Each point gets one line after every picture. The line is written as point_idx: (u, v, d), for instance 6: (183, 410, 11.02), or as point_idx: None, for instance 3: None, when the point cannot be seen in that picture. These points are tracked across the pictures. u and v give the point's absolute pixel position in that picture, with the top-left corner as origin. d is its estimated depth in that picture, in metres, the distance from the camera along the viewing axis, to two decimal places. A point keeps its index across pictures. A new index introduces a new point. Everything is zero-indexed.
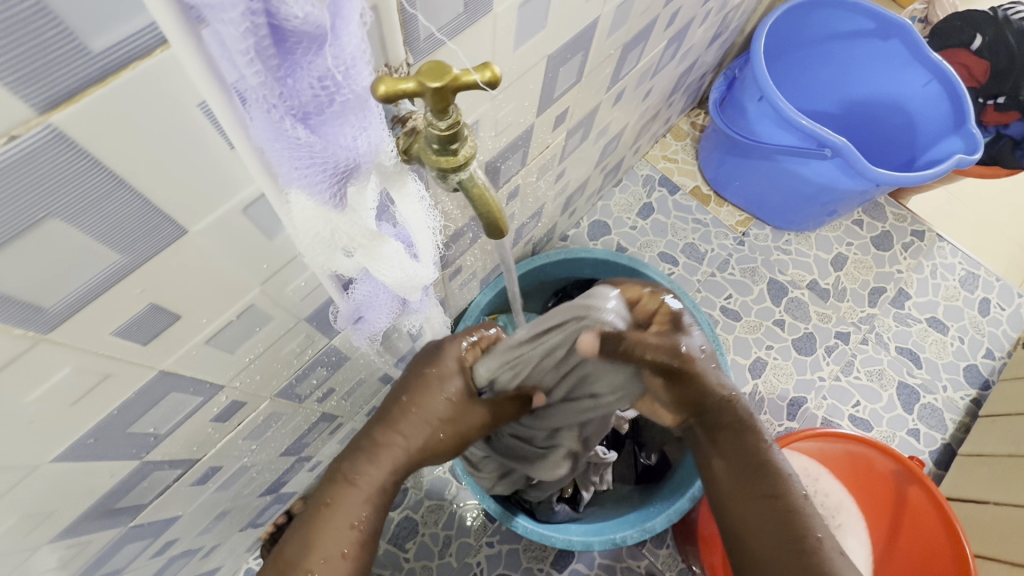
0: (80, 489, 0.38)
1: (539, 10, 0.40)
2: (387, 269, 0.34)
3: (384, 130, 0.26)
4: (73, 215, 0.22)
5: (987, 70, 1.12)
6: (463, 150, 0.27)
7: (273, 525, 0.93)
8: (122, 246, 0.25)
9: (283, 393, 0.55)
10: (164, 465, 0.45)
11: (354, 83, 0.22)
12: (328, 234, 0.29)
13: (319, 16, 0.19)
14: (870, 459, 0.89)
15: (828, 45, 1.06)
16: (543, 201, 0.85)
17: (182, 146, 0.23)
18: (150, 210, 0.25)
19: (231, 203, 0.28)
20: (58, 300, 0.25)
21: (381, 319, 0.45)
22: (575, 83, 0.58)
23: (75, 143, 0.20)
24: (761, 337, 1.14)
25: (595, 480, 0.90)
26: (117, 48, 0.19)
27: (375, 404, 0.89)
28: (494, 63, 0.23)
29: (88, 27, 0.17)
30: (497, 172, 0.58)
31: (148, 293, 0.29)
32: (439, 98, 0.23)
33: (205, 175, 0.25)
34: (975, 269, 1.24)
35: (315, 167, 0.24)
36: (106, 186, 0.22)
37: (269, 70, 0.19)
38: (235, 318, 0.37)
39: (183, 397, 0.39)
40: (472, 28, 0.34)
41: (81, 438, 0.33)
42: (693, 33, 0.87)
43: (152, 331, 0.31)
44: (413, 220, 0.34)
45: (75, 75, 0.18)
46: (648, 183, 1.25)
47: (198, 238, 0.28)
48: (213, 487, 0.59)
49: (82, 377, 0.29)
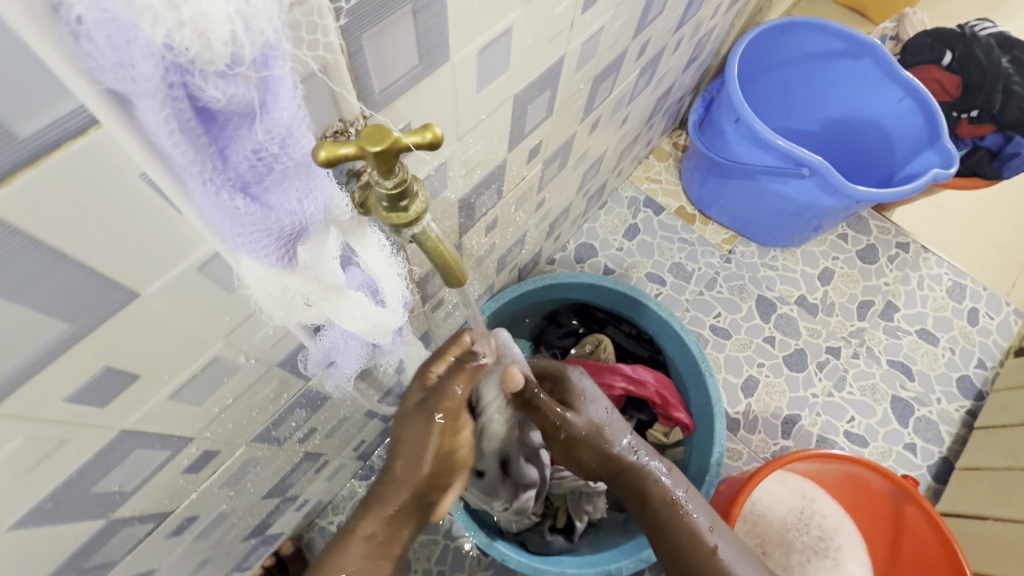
0: (41, 554, 0.37)
1: (500, 54, 0.40)
2: (347, 318, 0.34)
3: (332, 188, 0.26)
4: (14, 292, 0.22)
5: (958, 84, 1.14)
6: (414, 207, 0.27)
7: (261, 566, 0.91)
8: (71, 314, 0.25)
9: (260, 438, 0.54)
10: (134, 521, 0.44)
11: (292, 151, 0.22)
12: (281, 293, 0.29)
13: (245, 95, 0.19)
14: (866, 480, 0.87)
15: (801, 65, 1.08)
16: (525, 229, 0.86)
17: (126, 216, 0.23)
18: (96, 278, 0.24)
19: (185, 263, 0.28)
20: (4, 373, 0.24)
21: (352, 364, 0.45)
22: (547, 117, 0.59)
23: (9, 226, 0.20)
24: (752, 354, 1.14)
25: (588, 509, 0.91)
26: (44, 132, 0.19)
27: (363, 437, 0.88)
28: (434, 125, 0.24)
29: (13, 115, 0.17)
30: (471, 207, 0.58)
31: (102, 357, 0.28)
32: (382, 160, 0.23)
33: (157, 236, 0.25)
34: (961, 279, 1.24)
35: (259, 234, 0.24)
36: (46, 261, 0.22)
37: (200, 149, 0.19)
38: (200, 371, 0.37)
39: (150, 452, 0.39)
40: (429, 77, 0.35)
41: (39, 503, 0.33)
42: (667, 61, 0.88)
43: (110, 393, 0.31)
44: (378, 269, 0.34)
45: (3, 160, 0.18)
46: (633, 205, 1.26)
47: (152, 300, 0.28)
48: (190, 537, 0.57)
49: (36, 445, 0.29)
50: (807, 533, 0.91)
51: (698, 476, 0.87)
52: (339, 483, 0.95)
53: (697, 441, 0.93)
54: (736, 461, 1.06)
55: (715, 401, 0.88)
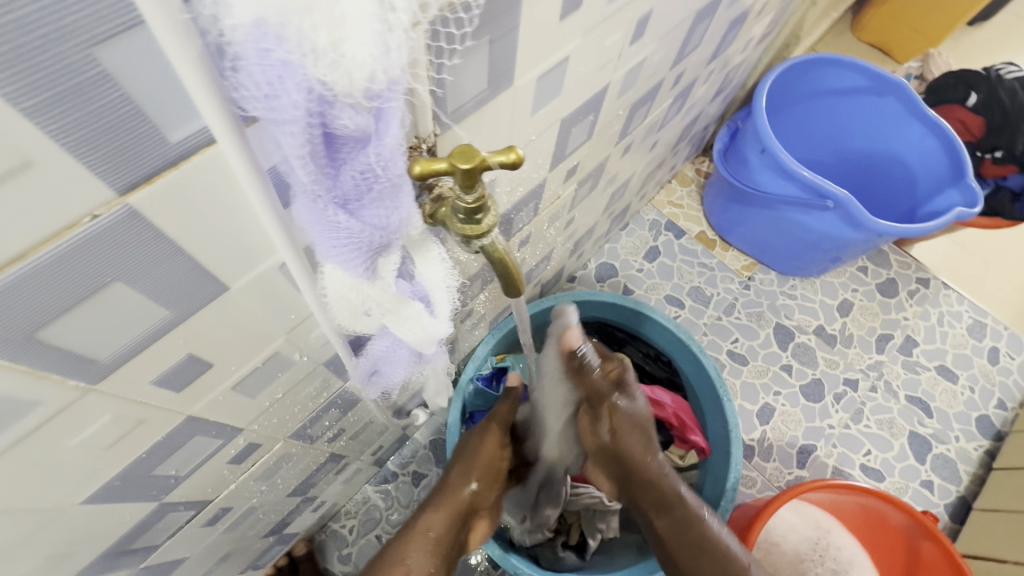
0: (99, 531, 0.39)
1: (555, 81, 0.43)
2: (406, 330, 0.35)
3: (414, 208, 0.28)
4: (134, 279, 0.24)
5: (981, 124, 1.16)
6: (487, 220, 0.29)
7: (273, 566, 0.91)
8: (172, 302, 0.27)
9: (296, 435, 0.56)
10: (179, 507, 0.46)
11: (391, 172, 0.24)
12: (357, 299, 0.31)
13: (364, 123, 0.21)
14: (883, 513, 0.87)
15: (827, 100, 1.11)
16: (552, 245, 0.88)
17: (234, 218, 0.26)
18: (199, 271, 0.27)
19: (269, 262, 0.30)
20: (109, 353, 0.26)
21: (397, 373, 0.46)
22: (586, 140, 0.62)
23: (146, 220, 0.22)
24: (769, 382, 1.14)
25: (601, 528, 0.90)
26: (191, 138, 0.21)
27: (382, 442, 0.90)
28: (516, 146, 0.26)
29: (172, 124, 0.20)
30: (510, 223, 0.61)
31: (187, 344, 0.31)
32: (469, 177, 0.25)
33: (253, 238, 0.28)
34: (982, 318, 1.24)
35: (351, 246, 0.26)
36: (164, 253, 0.24)
37: (318, 167, 0.22)
38: (261, 365, 0.39)
39: (205, 440, 0.41)
40: (493, 101, 0.37)
41: (108, 480, 0.35)
42: (697, 91, 0.91)
43: (186, 379, 0.33)
44: (433, 281, 0.35)
45: (154, 161, 0.21)
46: (654, 227, 1.27)
47: (238, 294, 0.31)
48: (220, 528, 0.59)
49: (118, 424, 0.31)
50: (821, 565, 0.91)
51: (713, 500, 0.87)
52: (354, 487, 0.96)
53: (713, 465, 0.93)
54: (750, 489, 1.06)
55: (732, 426, 0.88)
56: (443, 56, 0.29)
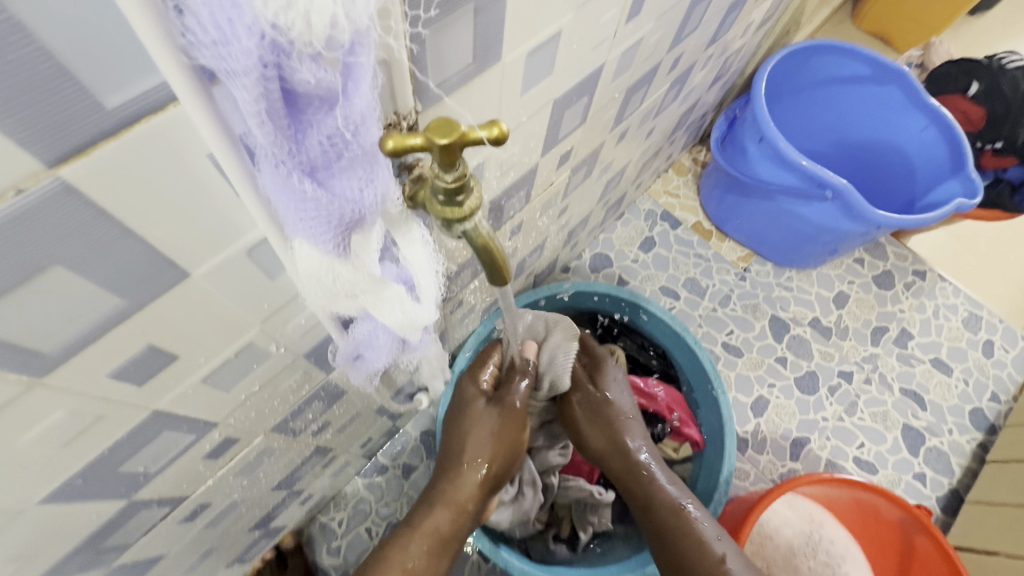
0: (62, 531, 0.37)
1: (546, 58, 0.41)
2: (386, 313, 0.33)
3: (391, 181, 0.26)
4: (76, 262, 0.22)
5: (983, 115, 1.13)
6: (469, 202, 0.27)
7: (260, 560, 0.90)
8: (126, 289, 0.25)
9: (278, 428, 0.54)
10: (152, 504, 0.44)
11: (363, 139, 0.22)
12: (330, 281, 0.28)
13: (330, 80, 0.19)
14: (877, 508, 0.88)
15: (826, 88, 1.09)
16: (545, 235, 0.86)
17: (187, 198, 0.23)
18: (154, 256, 0.25)
19: (234, 246, 0.28)
20: (56, 345, 0.24)
21: (381, 358, 0.44)
22: (580, 124, 0.59)
23: (84, 197, 0.20)
24: (763, 374, 1.13)
25: (593, 521, 0.88)
26: (130, 104, 0.19)
27: (370, 435, 0.88)
28: (501, 120, 0.24)
29: (104, 87, 0.18)
30: (501, 210, 0.59)
31: (147, 335, 0.28)
32: (447, 154, 0.23)
33: (211, 218, 0.25)
34: (977, 310, 1.23)
35: (320, 220, 0.24)
36: (110, 234, 0.22)
37: (279, 130, 0.20)
38: (233, 356, 0.37)
39: (177, 435, 0.39)
40: (480, 77, 0.35)
41: (69, 478, 0.33)
42: (695, 77, 0.88)
43: (149, 372, 0.31)
44: (416, 264, 0.33)
45: (88, 130, 0.18)
46: (650, 217, 1.25)
47: (201, 281, 0.28)
48: (201, 524, 0.57)
49: (75, 419, 0.29)
50: (813, 559, 0.89)
51: (706, 494, 0.85)
52: (342, 480, 0.95)
53: (707, 457, 0.91)
54: (743, 482, 1.05)
55: (727, 419, 0.87)
56: (421, 10, 0.26)
